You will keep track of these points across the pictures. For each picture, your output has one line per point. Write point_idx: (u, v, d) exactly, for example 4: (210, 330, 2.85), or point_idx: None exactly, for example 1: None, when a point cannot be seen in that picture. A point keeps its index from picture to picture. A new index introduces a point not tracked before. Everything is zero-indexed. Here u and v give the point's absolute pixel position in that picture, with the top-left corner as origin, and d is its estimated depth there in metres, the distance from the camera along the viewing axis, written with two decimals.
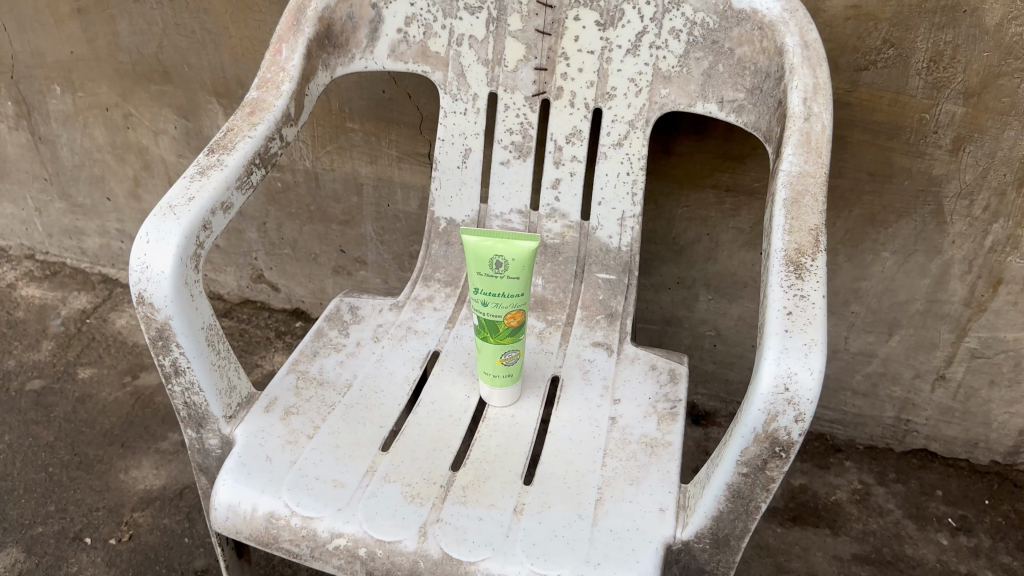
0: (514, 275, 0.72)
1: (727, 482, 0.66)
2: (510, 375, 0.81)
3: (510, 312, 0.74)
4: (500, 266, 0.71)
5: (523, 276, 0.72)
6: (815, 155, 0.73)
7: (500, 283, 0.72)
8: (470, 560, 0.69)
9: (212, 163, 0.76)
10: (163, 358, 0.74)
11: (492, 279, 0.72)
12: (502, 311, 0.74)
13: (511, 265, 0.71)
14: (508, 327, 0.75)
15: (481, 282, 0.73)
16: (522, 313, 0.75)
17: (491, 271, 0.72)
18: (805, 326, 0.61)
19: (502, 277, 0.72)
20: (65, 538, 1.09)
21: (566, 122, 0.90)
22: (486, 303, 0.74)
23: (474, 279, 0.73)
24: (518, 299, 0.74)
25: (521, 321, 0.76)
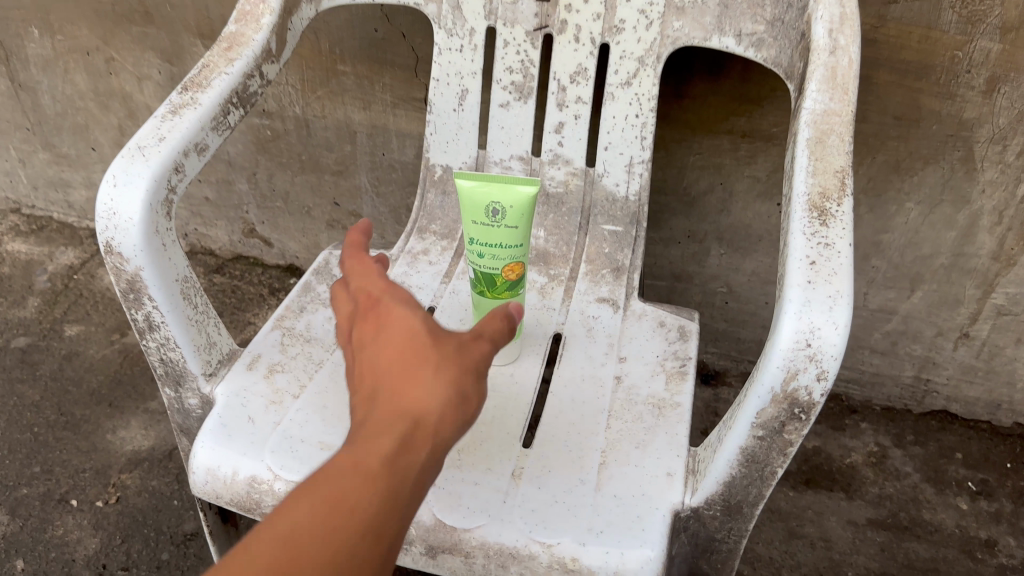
0: (512, 223, 0.66)
1: (741, 447, 0.60)
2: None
3: (508, 265, 0.68)
4: (498, 214, 0.65)
5: (522, 225, 0.66)
6: (841, 92, 0.67)
7: (497, 232, 0.66)
8: (464, 527, 0.65)
9: (185, 101, 0.70)
10: (135, 312, 0.69)
11: (488, 227, 0.66)
12: (501, 264, 0.68)
13: (510, 212, 0.65)
14: (506, 282, 0.69)
15: (477, 232, 0.67)
16: (522, 267, 0.69)
17: (488, 220, 0.66)
18: (829, 277, 0.55)
19: (499, 226, 0.66)
20: (50, 501, 1.06)
21: (571, 59, 0.83)
22: (482, 255, 0.68)
23: (469, 230, 0.67)
24: (517, 251, 0.68)
25: (521, 276, 0.70)
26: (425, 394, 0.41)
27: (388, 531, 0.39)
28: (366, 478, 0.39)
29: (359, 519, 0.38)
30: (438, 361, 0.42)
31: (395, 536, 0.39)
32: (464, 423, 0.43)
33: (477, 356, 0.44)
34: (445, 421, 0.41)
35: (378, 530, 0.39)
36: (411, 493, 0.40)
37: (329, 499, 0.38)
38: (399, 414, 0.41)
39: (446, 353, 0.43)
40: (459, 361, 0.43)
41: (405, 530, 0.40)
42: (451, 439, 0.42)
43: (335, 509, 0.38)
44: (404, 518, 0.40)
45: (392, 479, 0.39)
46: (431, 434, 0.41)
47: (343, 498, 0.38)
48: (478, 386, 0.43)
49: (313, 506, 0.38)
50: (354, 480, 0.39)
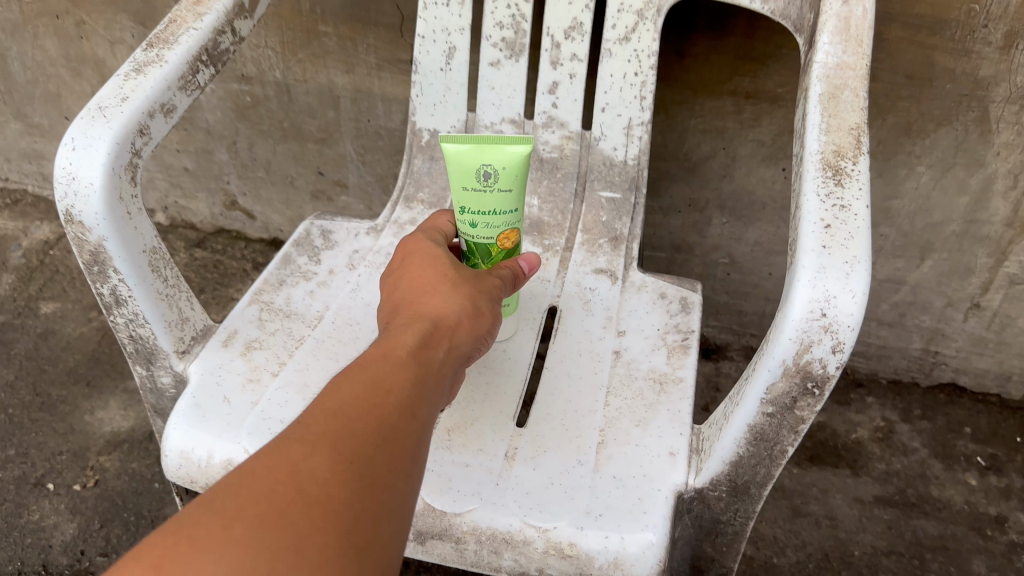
0: (505, 187, 0.61)
1: (750, 424, 0.56)
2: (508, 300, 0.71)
3: (502, 232, 0.62)
4: (490, 177, 0.60)
5: (515, 188, 0.61)
6: (855, 44, 0.62)
7: (490, 197, 0.61)
8: (454, 512, 0.61)
9: (150, 58, 0.65)
10: (101, 286, 0.64)
11: (480, 193, 0.60)
12: (495, 232, 0.62)
13: (502, 174, 0.60)
14: (501, 253, 0.64)
15: (468, 199, 0.61)
16: (516, 234, 0.64)
17: (479, 184, 0.60)
18: (846, 242, 0.50)
19: (493, 190, 0.60)
20: (26, 485, 1.02)
21: (565, 13, 0.78)
22: (474, 225, 0.62)
23: (458, 197, 0.61)
24: (512, 216, 0.62)
25: (515, 244, 0.64)
26: (447, 302, 0.53)
27: (420, 411, 0.46)
28: (398, 369, 0.47)
29: (396, 395, 0.45)
30: (457, 270, 0.56)
31: (425, 419, 0.46)
32: (481, 336, 0.56)
33: (493, 295, 0.57)
34: (461, 325, 0.53)
35: (414, 405, 0.46)
36: (432, 385, 0.49)
37: (370, 381, 0.45)
38: (423, 319, 0.52)
39: (464, 272, 0.56)
40: (483, 286, 0.57)
41: (434, 417, 0.48)
42: (473, 341, 0.55)
43: (376, 387, 0.45)
44: (432, 406, 0.48)
45: (417, 371, 0.48)
46: (450, 335, 0.52)
47: (379, 383, 0.45)
48: (494, 304, 0.57)
49: (358, 385, 0.45)
50: (387, 372, 0.47)
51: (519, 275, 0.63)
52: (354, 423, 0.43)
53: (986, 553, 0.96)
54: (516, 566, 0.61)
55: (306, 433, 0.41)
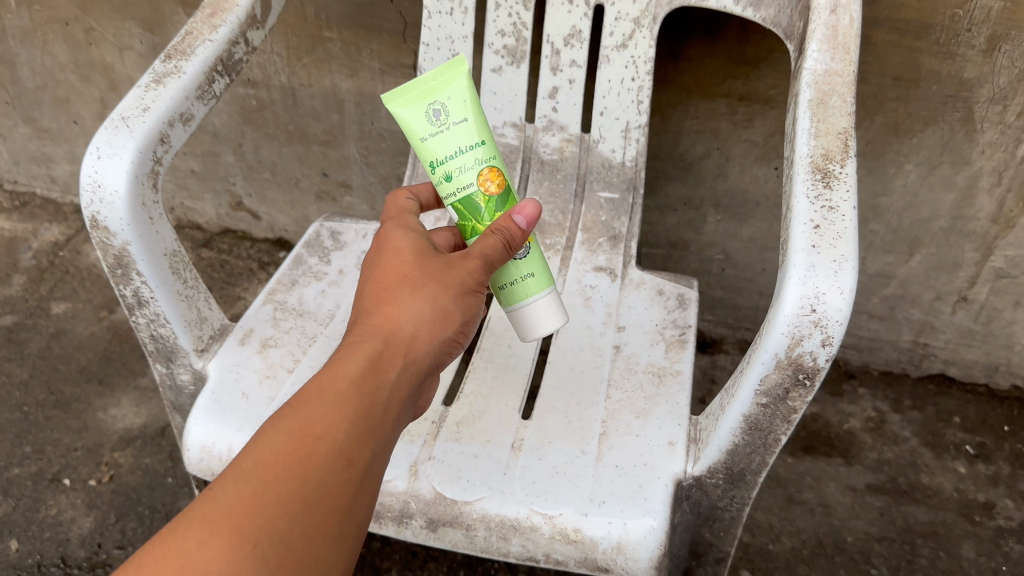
0: (460, 118, 0.57)
1: (745, 414, 0.59)
2: (542, 269, 0.62)
3: (479, 171, 0.58)
4: (440, 113, 0.57)
5: (471, 117, 0.58)
6: (843, 52, 0.65)
7: (449, 136, 0.57)
8: (465, 500, 0.64)
9: (169, 70, 0.68)
10: (124, 288, 0.67)
11: (438, 133, 0.57)
12: (472, 175, 0.58)
13: (452, 107, 0.57)
14: (491, 197, 0.58)
15: (431, 149, 0.58)
16: (500, 175, 0.59)
17: (433, 126, 0.57)
18: (834, 241, 0.53)
19: (448, 125, 0.57)
20: (43, 481, 1.04)
21: (564, 21, 0.81)
22: (448, 176, 0.58)
23: (423, 153, 0.59)
24: (482, 151, 0.58)
25: (506, 187, 0.59)
26: (406, 314, 0.50)
27: (357, 454, 0.44)
28: (338, 405, 0.45)
29: (328, 442, 0.44)
30: (423, 268, 0.52)
31: (365, 460, 0.45)
32: (452, 340, 0.52)
33: (472, 288, 0.52)
34: (418, 338, 0.50)
35: (350, 451, 0.44)
36: (379, 416, 0.47)
37: (302, 426, 0.44)
38: (376, 337, 0.49)
39: (430, 268, 0.52)
40: (456, 279, 0.51)
41: (378, 453, 0.46)
42: (439, 350, 0.51)
43: (307, 434, 0.43)
44: (375, 442, 0.46)
45: (360, 404, 0.46)
46: (405, 353, 0.49)
47: (310, 428, 0.44)
48: (466, 300, 0.52)
49: (287, 432, 0.43)
50: (325, 411, 0.44)
51: (516, 233, 0.55)
52: (274, 484, 0.41)
53: (975, 538, 1.00)
54: (523, 551, 0.64)
55: (211, 509, 0.40)
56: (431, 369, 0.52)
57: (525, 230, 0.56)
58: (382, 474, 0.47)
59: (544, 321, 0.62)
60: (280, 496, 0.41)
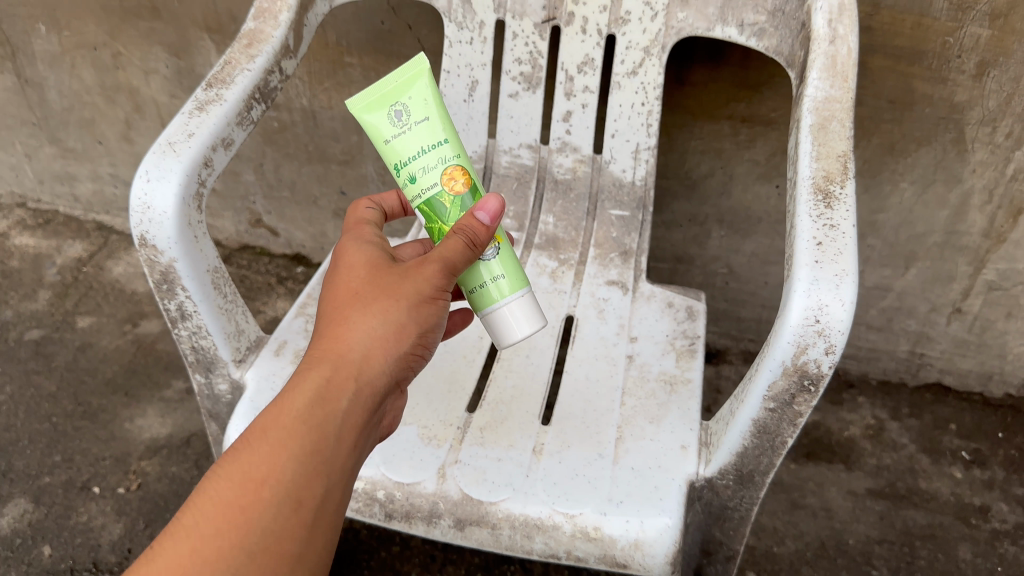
0: (420, 119, 0.57)
1: (754, 418, 0.63)
2: (513, 270, 0.61)
3: (441, 171, 0.56)
4: (401, 114, 0.56)
5: (432, 117, 0.57)
6: (841, 80, 0.70)
7: (410, 136, 0.57)
8: (490, 500, 0.69)
9: (211, 97, 0.72)
10: (168, 302, 0.71)
11: (400, 135, 0.57)
12: (436, 175, 0.57)
13: (413, 107, 0.56)
14: (453, 197, 0.56)
15: (395, 152, 0.57)
16: (465, 175, 0.57)
17: (395, 127, 0.57)
18: (836, 257, 0.58)
19: (411, 126, 0.56)
20: (73, 488, 1.08)
21: (578, 49, 0.86)
22: (411, 178, 0.57)
23: (387, 156, 0.58)
24: (446, 149, 0.57)
25: (472, 186, 0.57)
26: (355, 338, 0.51)
27: (303, 491, 0.48)
28: (282, 445, 0.48)
29: (272, 485, 0.47)
30: (373, 288, 0.53)
31: (315, 494, 0.48)
32: (411, 353, 0.53)
33: (427, 299, 0.53)
34: (371, 360, 0.51)
35: (295, 490, 0.47)
36: (328, 447, 0.49)
37: (246, 472, 0.47)
38: (325, 363, 0.50)
39: (379, 287, 0.52)
40: (407, 295, 0.52)
41: (331, 480, 0.49)
42: (395, 367, 0.53)
43: (250, 482, 0.46)
44: (326, 471, 0.49)
45: (306, 439, 0.48)
46: (356, 377, 0.51)
47: (253, 474, 0.47)
48: (422, 312, 0.53)
49: (232, 480, 0.46)
50: (268, 454, 0.47)
51: (479, 230, 0.54)
52: (218, 538, 0.45)
53: (971, 540, 1.04)
54: (546, 548, 0.68)
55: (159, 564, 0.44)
56: (392, 381, 0.53)
57: (490, 225, 0.55)
58: (343, 495, 0.50)
59: (517, 324, 0.60)
60: (223, 548, 0.45)
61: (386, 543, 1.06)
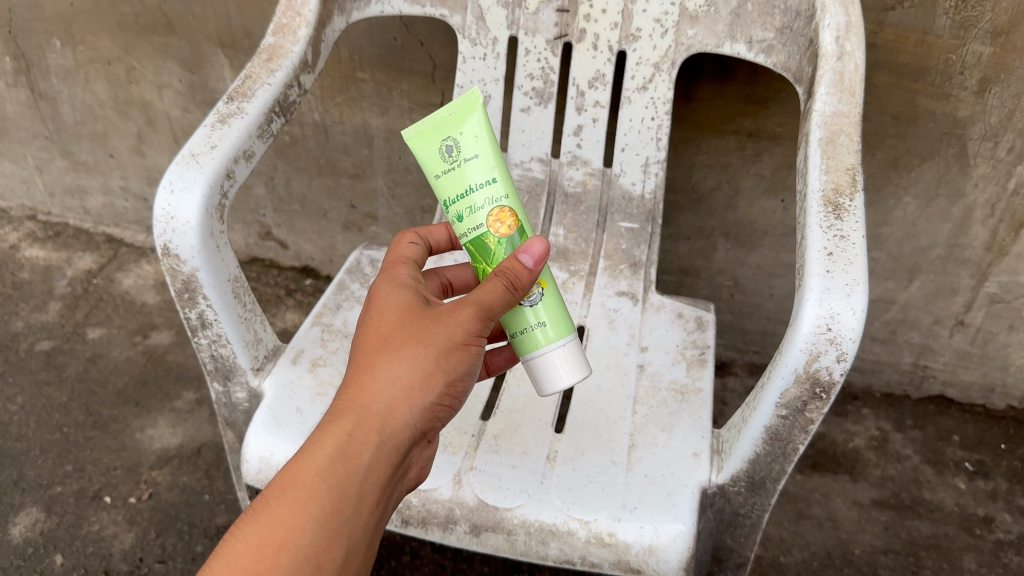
0: (471, 155, 0.57)
1: (766, 425, 0.64)
2: (560, 315, 0.60)
3: (488, 211, 0.57)
4: (453, 149, 0.57)
5: (482, 154, 0.57)
6: (848, 95, 0.71)
7: (460, 174, 0.58)
8: (506, 507, 0.70)
9: (232, 110, 0.74)
10: (188, 310, 0.72)
11: (452, 171, 0.58)
12: (483, 215, 0.57)
13: (465, 143, 0.57)
14: (499, 238, 0.57)
15: (447, 187, 0.58)
16: (513, 216, 0.57)
17: (447, 162, 0.58)
18: (846, 267, 0.59)
19: (460, 161, 0.57)
20: (84, 498, 1.09)
21: (589, 65, 0.88)
22: (461, 214, 0.58)
23: (440, 190, 0.59)
24: (495, 189, 0.58)
25: (519, 228, 0.57)
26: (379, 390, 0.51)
27: (322, 555, 0.47)
28: (302, 505, 0.48)
29: (290, 548, 0.47)
30: (401, 337, 0.52)
31: (335, 557, 0.48)
32: (439, 405, 0.53)
33: (455, 348, 0.52)
34: (395, 414, 0.51)
35: (313, 554, 0.47)
36: (349, 505, 0.49)
37: (264, 535, 0.47)
38: (349, 416, 0.50)
39: (408, 336, 0.52)
40: (434, 345, 0.51)
41: (352, 540, 0.49)
42: (421, 420, 0.52)
43: (268, 546, 0.46)
44: (347, 531, 0.49)
45: (326, 498, 0.48)
46: (380, 433, 0.50)
47: (271, 538, 0.47)
48: (449, 362, 0.52)
49: (251, 544, 0.46)
50: (288, 516, 0.47)
51: (522, 273, 0.53)
52: None
53: (976, 550, 1.05)
54: (561, 554, 0.68)
55: None
56: (418, 433, 0.53)
57: (534, 268, 0.53)
58: (363, 554, 0.50)
59: (564, 370, 0.59)
60: None
61: (395, 552, 1.06)
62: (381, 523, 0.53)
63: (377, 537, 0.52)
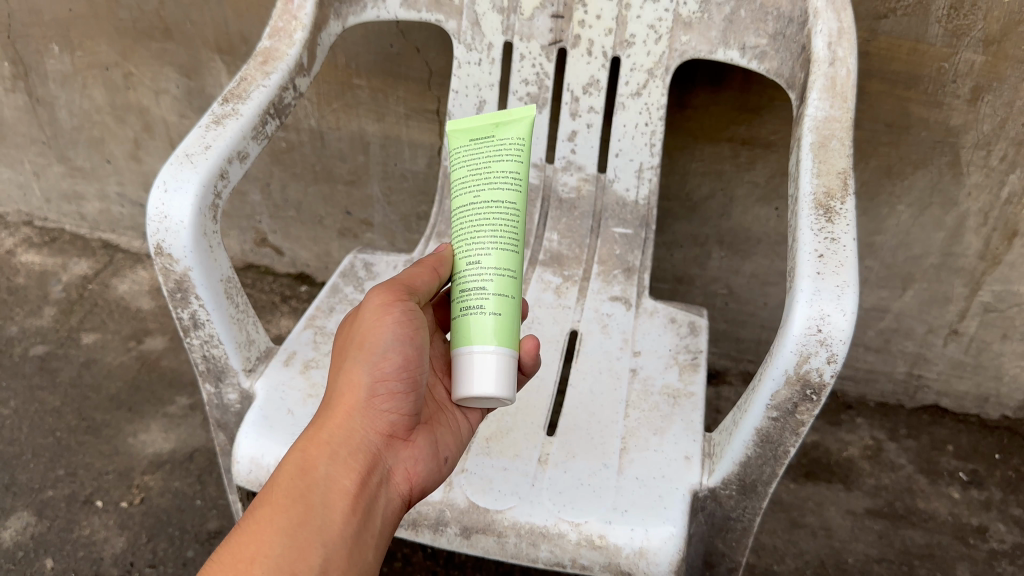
0: None
1: (757, 426, 0.64)
2: (512, 326, 0.59)
3: None
4: None
5: None
6: (841, 100, 0.72)
7: None
8: (497, 509, 0.69)
9: (227, 112, 0.74)
10: (181, 311, 0.72)
11: None
12: None
13: None
14: None
15: None
16: None
17: None
18: (837, 268, 0.59)
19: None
20: (76, 502, 1.09)
21: (583, 71, 0.88)
22: None
23: None
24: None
25: None
26: (326, 402, 0.59)
27: (296, 562, 0.52)
28: (267, 522, 0.53)
29: (262, 563, 0.51)
30: (341, 354, 0.61)
31: (312, 564, 0.52)
32: (386, 391, 0.59)
33: (374, 326, 0.59)
34: (339, 418, 0.58)
35: (287, 562, 0.52)
36: (315, 515, 0.54)
37: (237, 557, 0.52)
38: (303, 439, 0.58)
39: (343, 346, 0.61)
40: (359, 338, 0.59)
41: (328, 545, 0.54)
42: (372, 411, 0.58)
43: (240, 562, 0.51)
44: (319, 539, 0.54)
45: (291, 511, 0.54)
46: (329, 437, 0.57)
47: (242, 556, 0.51)
48: (372, 339, 0.58)
49: (224, 565, 0.51)
50: (256, 536, 0.52)
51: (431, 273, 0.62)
52: None
53: (969, 560, 1.05)
54: (551, 557, 0.68)
55: None
56: (378, 432, 0.59)
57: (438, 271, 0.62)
58: (347, 561, 0.54)
59: (497, 380, 0.57)
60: None
61: (387, 558, 1.06)
62: (371, 535, 0.56)
63: (367, 547, 0.55)
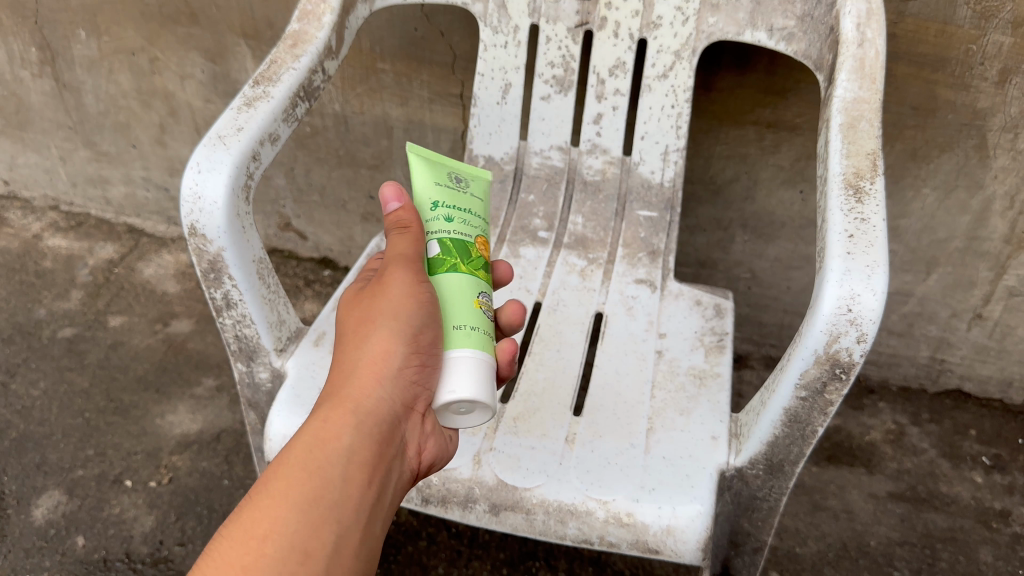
0: (470, 192, 0.64)
1: (785, 407, 0.64)
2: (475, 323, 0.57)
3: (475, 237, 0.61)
4: (459, 179, 0.64)
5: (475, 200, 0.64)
6: (869, 81, 0.71)
7: (459, 196, 0.62)
8: (525, 486, 0.70)
9: (258, 94, 0.75)
10: (214, 291, 0.73)
11: (451, 190, 0.62)
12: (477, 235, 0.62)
13: (467, 181, 0.64)
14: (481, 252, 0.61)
15: (443, 193, 0.62)
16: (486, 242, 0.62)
17: (452, 182, 0.63)
18: (867, 248, 0.59)
19: (460, 187, 0.63)
20: (106, 481, 1.10)
21: (609, 53, 0.88)
22: (450, 217, 0.61)
23: (433, 193, 0.62)
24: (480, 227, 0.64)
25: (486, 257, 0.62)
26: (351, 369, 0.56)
27: (309, 540, 0.50)
28: (282, 497, 0.50)
29: (275, 539, 0.49)
30: (363, 319, 0.58)
31: (326, 541, 0.50)
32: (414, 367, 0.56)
33: (406, 301, 0.56)
34: (365, 389, 0.55)
35: (301, 541, 0.49)
36: (332, 489, 0.52)
37: (249, 531, 0.49)
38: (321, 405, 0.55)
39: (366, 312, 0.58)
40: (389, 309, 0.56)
41: (342, 521, 0.52)
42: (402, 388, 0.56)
43: (251, 539, 0.48)
44: (335, 514, 0.51)
45: (305, 485, 0.51)
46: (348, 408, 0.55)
47: (255, 531, 0.49)
48: (405, 314, 0.56)
49: (235, 540, 0.48)
50: (270, 511, 0.50)
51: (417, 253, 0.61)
52: None
53: (992, 543, 1.05)
54: (579, 534, 0.69)
55: None
56: (400, 406, 0.56)
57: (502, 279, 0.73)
58: (358, 537, 0.52)
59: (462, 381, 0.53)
60: None
61: (412, 538, 1.07)
62: (380, 508, 0.55)
63: (375, 520, 0.54)
